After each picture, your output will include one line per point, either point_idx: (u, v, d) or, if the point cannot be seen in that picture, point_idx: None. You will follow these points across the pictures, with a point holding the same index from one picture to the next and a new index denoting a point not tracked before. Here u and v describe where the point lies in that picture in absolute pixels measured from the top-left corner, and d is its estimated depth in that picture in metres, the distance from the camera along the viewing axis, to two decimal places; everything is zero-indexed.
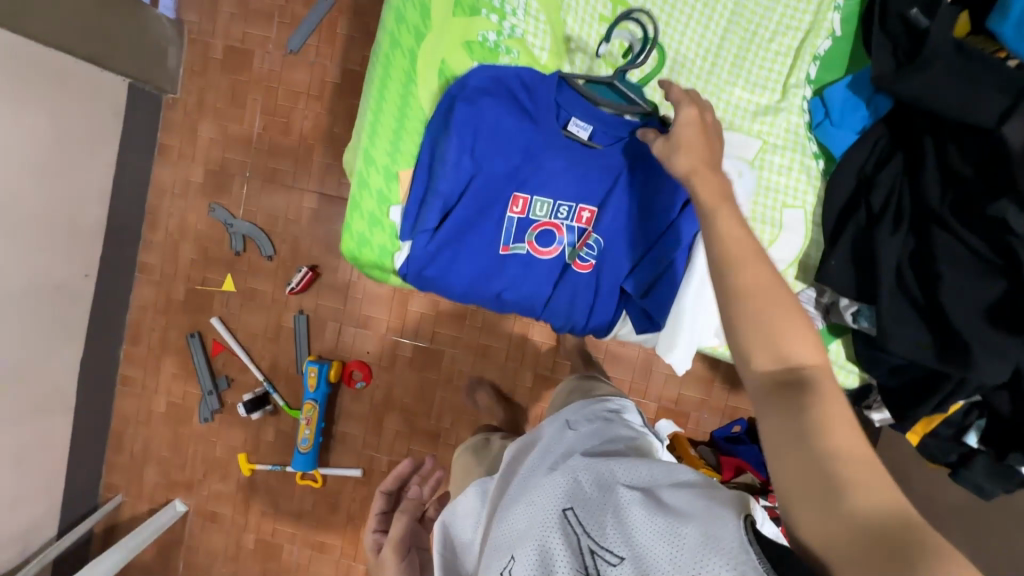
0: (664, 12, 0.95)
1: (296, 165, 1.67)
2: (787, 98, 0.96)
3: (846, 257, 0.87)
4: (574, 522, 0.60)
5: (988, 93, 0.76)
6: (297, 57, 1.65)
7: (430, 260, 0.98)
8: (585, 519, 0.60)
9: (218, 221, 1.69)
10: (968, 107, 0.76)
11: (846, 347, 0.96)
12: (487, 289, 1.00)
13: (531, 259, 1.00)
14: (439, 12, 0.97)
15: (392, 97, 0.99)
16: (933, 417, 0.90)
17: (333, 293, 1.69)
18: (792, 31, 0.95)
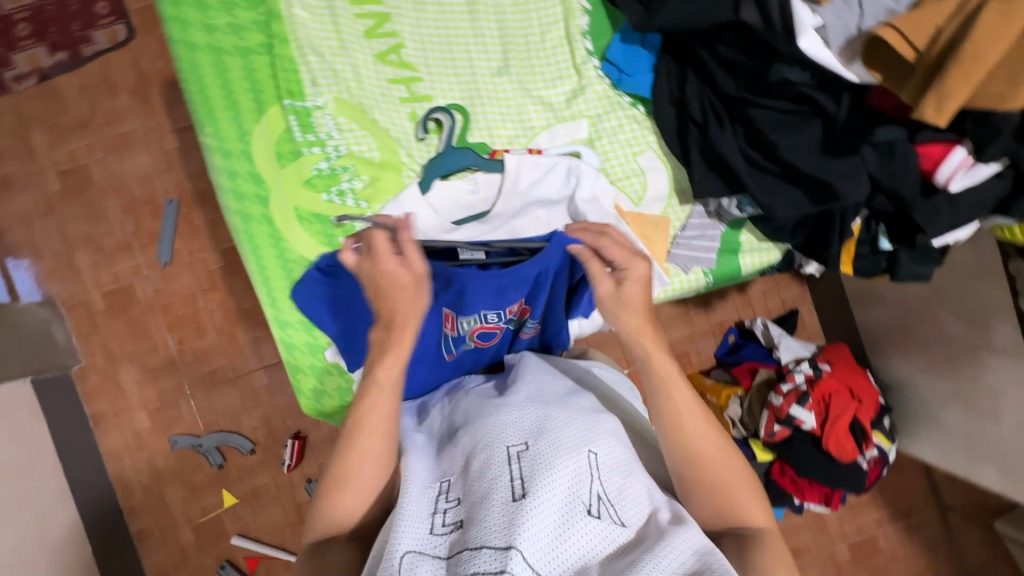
0: (449, 68, 1.05)
1: (227, 359, 1.66)
2: (583, 75, 1.07)
3: (703, 167, 0.98)
4: (597, 464, 0.71)
5: None
6: (174, 266, 1.66)
7: None
8: (600, 498, 0.69)
9: (186, 450, 1.65)
10: (708, 15, 0.87)
11: (753, 232, 1.07)
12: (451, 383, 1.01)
13: (477, 350, 0.99)
14: (268, 172, 1.04)
15: (271, 261, 1.04)
16: (846, 246, 1.01)
17: (328, 446, 1.67)
18: (555, 26, 1.07)
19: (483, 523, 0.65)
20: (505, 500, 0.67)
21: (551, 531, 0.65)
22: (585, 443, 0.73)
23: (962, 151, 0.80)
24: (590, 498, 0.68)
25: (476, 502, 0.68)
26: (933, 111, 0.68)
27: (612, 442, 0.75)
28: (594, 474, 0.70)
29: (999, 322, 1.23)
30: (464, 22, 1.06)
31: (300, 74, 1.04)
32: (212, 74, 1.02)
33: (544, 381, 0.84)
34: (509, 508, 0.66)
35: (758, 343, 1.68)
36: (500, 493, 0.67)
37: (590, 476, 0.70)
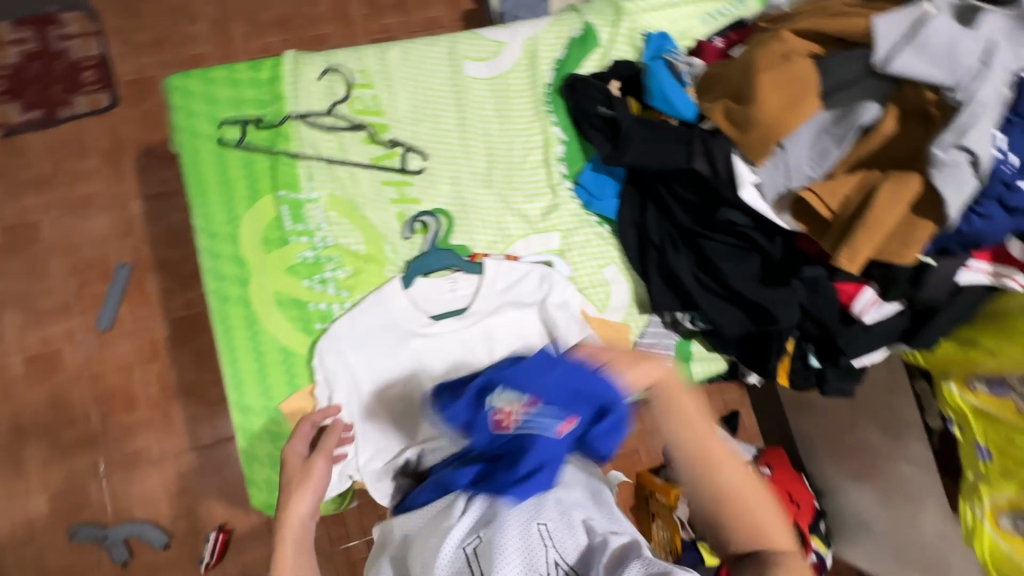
0: (439, 177, 1.16)
1: (157, 437, 1.54)
2: (557, 193, 1.20)
3: (661, 284, 1.11)
4: (545, 534, 0.77)
5: (671, 146, 1.03)
6: (113, 332, 1.57)
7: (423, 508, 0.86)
8: (560, 567, 0.74)
9: (87, 542, 1.46)
10: (664, 161, 1.03)
11: (702, 342, 1.18)
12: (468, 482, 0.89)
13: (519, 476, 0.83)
14: (252, 255, 1.06)
15: (242, 344, 1.04)
16: (783, 361, 1.13)
17: (256, 541, 1.52)
18: (536, 150, 1.21)
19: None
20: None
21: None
22: (530, 519, 0.78)
23: (871, 291, 0.96)
24: (547, 567, 0.74)
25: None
26: (847, 259, 0.83)
27: (558, 509, 0.80)
28: (547, 548, 0.76)
29: (911, 435, 1.37)
30: (454, 139, 1.18)
31: (297, 168, 1.11)
32: (210, 159, 1.08)
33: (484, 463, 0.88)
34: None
35: None
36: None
37: (545, 547, 0.76)
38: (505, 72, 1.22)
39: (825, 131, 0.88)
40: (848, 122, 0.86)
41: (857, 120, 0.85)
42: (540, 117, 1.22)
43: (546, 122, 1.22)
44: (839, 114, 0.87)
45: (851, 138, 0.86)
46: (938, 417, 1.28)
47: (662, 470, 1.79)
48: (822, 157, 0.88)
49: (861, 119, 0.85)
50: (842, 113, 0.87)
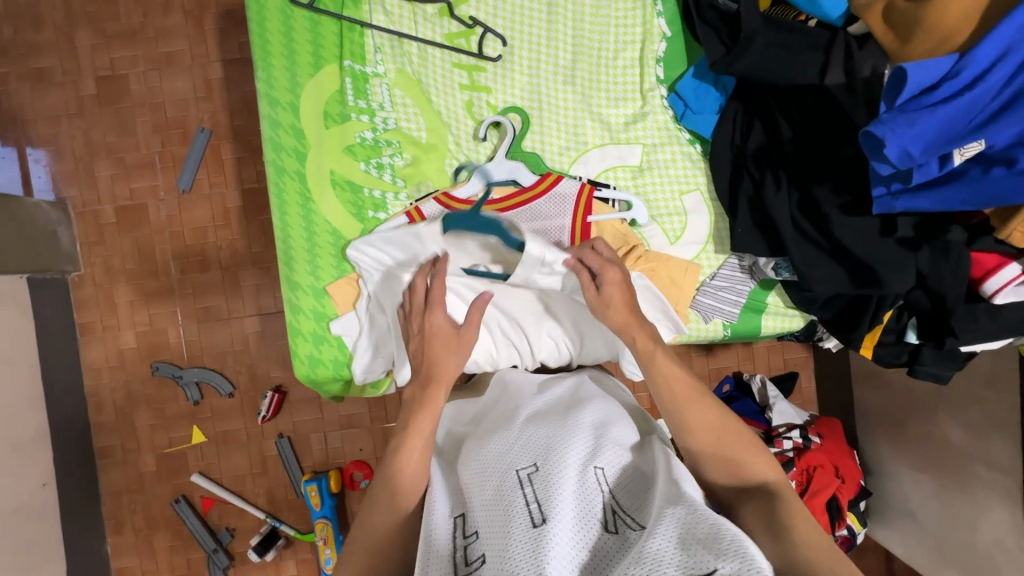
0: (515, 65, 1.03)
1: (226, 299, 1.64)
2: (646, 101, 1.04)
3: (748, 221, 0.96)
4: (602, 477, 0.72)
5: (799, 54, 0.84)
6: (192, 195, 1.63)
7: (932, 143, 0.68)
8: (612, 513, 0.67)
9: (166, 379, 1.64)
10: (787, 72, 0.85)
11: (781, 296, 1.05)
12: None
13: None
14: (312, 129, 1.01)
15: (294, 219, 1.02)
16: (873, 331, 0.98)
17: (307, 407, 1.65)
18: (631, 45, 1.04)
19: (508, 554, 0.61)
20: (526, 524, 0.63)
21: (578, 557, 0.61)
22: (587, 461, 0.73)
23: (1016, 267, 0.78)
24: (604, 512, 0.68)
25: (498, 533, 0.64)
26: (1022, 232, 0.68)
27: (618, 463, 0.75)
28: (602, 490, 0.70)
29: (999, 436, 1.22)
30: (539, 21, 1.03)
31: (365, 38, 1.01)
32: (276, 18, 1.00)
33: (543, 406, 0.87)
34: (532, 534, 0.62)
35: (753, 399, 1.65)
36: (519, 519, 0.64)
37: (600, 489, 0.70)
38: None
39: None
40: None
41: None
42: (643, 5, 1.03)
43: (648, 12, 1.03)
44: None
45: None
46: None
47: None
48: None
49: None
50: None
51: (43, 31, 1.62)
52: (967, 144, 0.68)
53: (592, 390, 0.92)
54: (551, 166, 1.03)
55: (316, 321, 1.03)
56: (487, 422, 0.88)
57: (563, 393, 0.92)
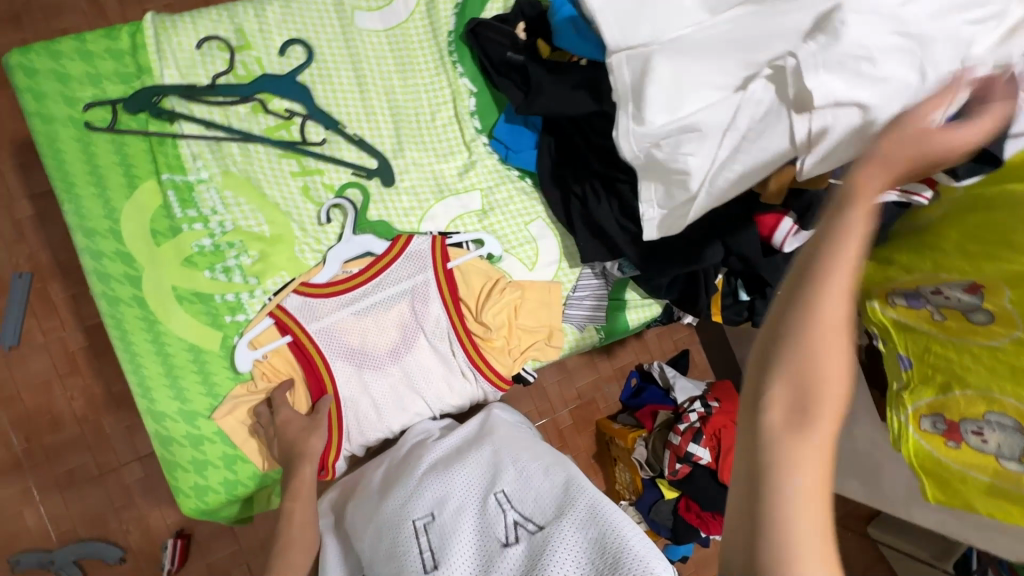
0: (341, 143, 1.07)
1: (92, 453, 1.42)
2: (470, 150, 1.14)
3: (586, 233, 1.08)
4: (501, 499, 0.80)
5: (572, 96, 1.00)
6: (23, 349, 1.42)
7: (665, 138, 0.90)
8: (510, 529, 0.77)
9: (33, 569, 1.36)
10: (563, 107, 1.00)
11: (637, 290, 1.18)
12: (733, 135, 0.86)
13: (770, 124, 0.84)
14: (141, 251, 0.97)
15: (143, 346, 0.95)
16: (714, 298, 1.13)
17: (220, 541, 1.46)
18: (444, 106, 1.14)
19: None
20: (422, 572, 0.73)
21: None
22: (488, 489, 0.81)
23: (790, 220, 0.96)
24: (504, 530, 0.77)
25: None
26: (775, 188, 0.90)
27: (515, 476, 0.83)
28: (502, 511, 0.78)
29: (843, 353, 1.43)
30: (354, 101, 1.09)
31: (179, 148, 1.00)
32: (73, 148, 0.96)
33: (442, 446, 0.90)
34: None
35: (657, 385, 1.79)
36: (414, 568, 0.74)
37: (499, 512, 0.78)
38: (400, 22, 1.12)
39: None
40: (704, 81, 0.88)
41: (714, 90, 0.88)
42: (446, 71, 1.14)
43: (453, 77, 1.13)
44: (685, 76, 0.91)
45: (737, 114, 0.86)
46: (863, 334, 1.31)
47: (620, 415, 1.83)
48: (705, 141, 0.88)
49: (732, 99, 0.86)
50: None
51: None
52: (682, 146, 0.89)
53: (497, 420, 0.94)
54: (402, 229, 1.08)
55: (201, 448, 0.96)
56: (385, 473, 0.92)
57: (467, 430, 0.93)
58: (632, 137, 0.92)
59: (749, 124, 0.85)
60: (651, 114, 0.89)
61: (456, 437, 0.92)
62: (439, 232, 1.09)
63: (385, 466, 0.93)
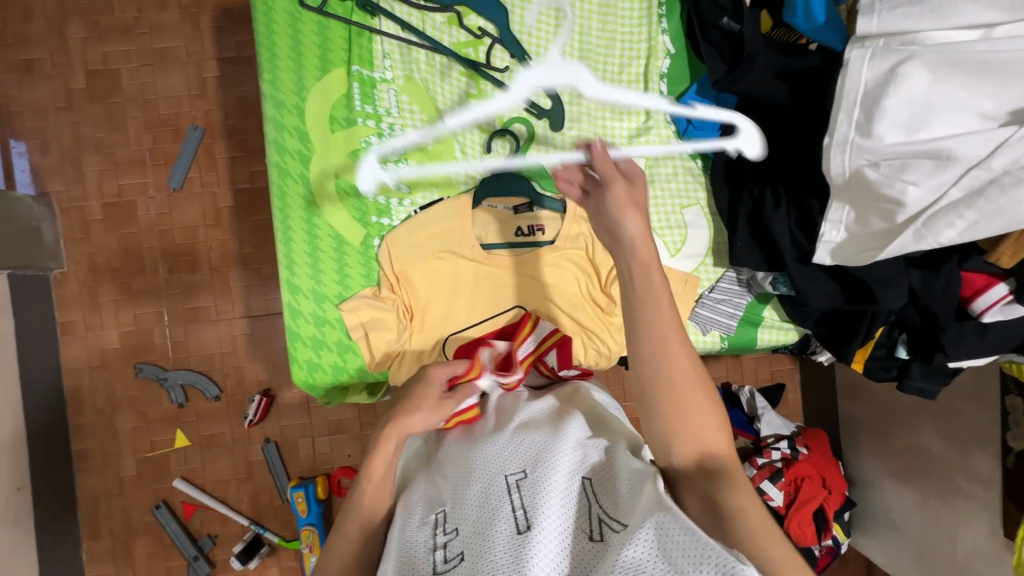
0: (521, 74, 1.03)
1: (214, 300, 1.59)
2: (647, 115, 1.06)
3: (748, 236, 0.98)
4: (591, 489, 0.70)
5: (783, 85, 0.90)
6: (183, 193, 1.58)
7: (885, 163, 0.75)
8: (599, 521, 0.67)
9: (149, 381, 1.57)
10: (767, 93, 0.90)
11: (776, 309, 1.08)
12: (982, 176, 0.69)
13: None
14: (317, 132, 1.01)
15: (296, 222, 1.01)
16: (864, 345, 1.01)
17: (296, 410, 1.60)
18: (634, 61, 1.06)
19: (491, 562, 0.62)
20: (511, 533, 0.64)
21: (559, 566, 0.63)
22: (576, 471, 0.72)
23: (1004, 288, 0.81)
24: (592, 523, 0.67)
25: (481, 536, 0.65)
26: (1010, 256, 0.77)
27: (604, 466, 0.74)
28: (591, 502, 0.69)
29: (981, 449, 1.25)
30: (546, 35, 1.04)
31: (373, 44, 1.02)
32: (283, 20, 1.00)
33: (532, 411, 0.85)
34: (514, 541, 0.63)
35: (741, 410, 1.66)
36: (504, 527, 0.65)
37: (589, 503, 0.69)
38: None
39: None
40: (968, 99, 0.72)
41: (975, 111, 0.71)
42: (647, 26, 1.06)
43: (653, 34, 1.05)
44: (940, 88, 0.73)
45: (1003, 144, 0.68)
46: (1022, 437, 1.13)
47: None
48: (940, 171, 0.72)
49: (1000, 131, 0.68)
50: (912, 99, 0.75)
51: (32, 23, 1.55)
52: (906, 179, 0.74)
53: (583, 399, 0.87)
54: (556, 177, 1.05)
55: (321, 332, 1.02)
56: (477, 421, 0.86)
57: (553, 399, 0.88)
58: (848, 149, 0.78)
59: (1007, 164, 0.67)
60: (884, 126, 0.74)
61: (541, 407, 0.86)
62: None
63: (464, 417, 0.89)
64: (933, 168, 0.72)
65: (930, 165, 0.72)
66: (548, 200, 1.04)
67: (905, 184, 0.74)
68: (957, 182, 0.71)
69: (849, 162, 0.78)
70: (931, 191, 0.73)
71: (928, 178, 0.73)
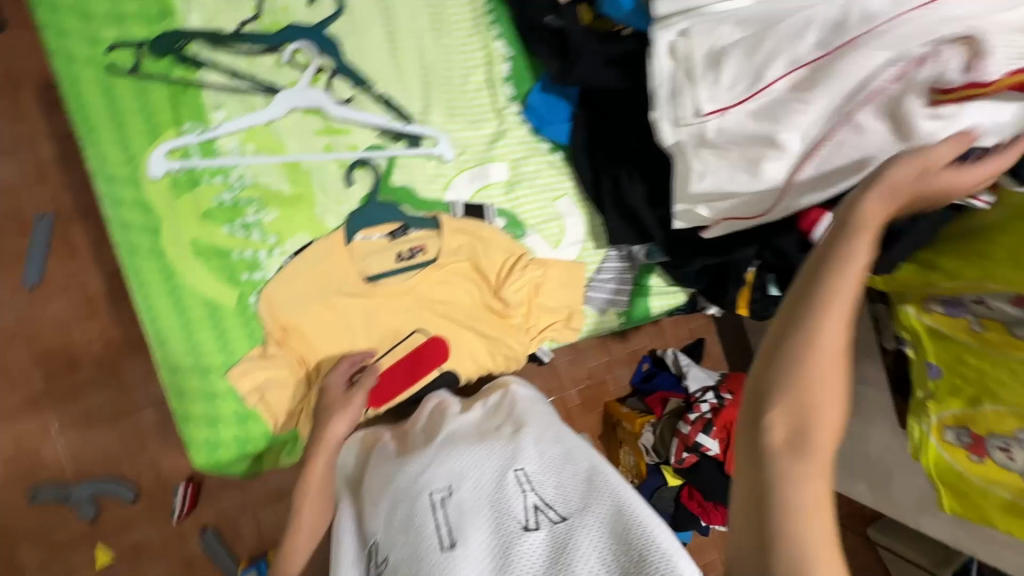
0: (365, 102, 1.03)
1: (108, 396, 1.44)
2: (500, 119, 1.09)
3: (617, 215, 1.03)
4: (522, 480, 0.73)
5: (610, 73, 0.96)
6: (44, 289, 1.43)
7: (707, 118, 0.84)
8: (533, 510, 0.70)
9: (49, 503, 1.40)
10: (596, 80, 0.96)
11: (662, 277, 1.14)
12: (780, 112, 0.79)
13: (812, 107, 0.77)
14: (160, 201, 0.95)
15: (160, 299, 0.95)
16: (742, 291, 1.08)
17: (228, 490, 1.49)
18: (476, 70, 1.08)
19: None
20: (437, 550, 0.68)
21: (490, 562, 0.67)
22: (506, 467, 0.74)
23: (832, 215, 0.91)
24: (525, 512, 0.70)
25: (410, 558, 0.69)
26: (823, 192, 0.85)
27: (537, 455, 0.76)
28: (521, 492, 0.72)
29: (869, 356, 1.39)
30: (383, 59, 1.04)
31: (202, 98, 0.97)
32: (95, 91, 0.93)
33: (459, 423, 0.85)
34: (439, 557, 0.67)
35: (669, 371, 1.74)
36: (431, 543, 0.69)
37: (520, 494, 0.71)
38: None
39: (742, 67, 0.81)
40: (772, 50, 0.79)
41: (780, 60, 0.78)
42: (481, 34, 1.09)
43: (488, 41, 1.08)
44: (747, 46, 0.80)
45: (822, 81, 0.75)
46: (893, 338, 1.27)
47: (629, 399, 1.81)
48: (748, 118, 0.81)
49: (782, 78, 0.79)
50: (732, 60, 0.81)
51: None
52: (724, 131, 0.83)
53: (513, 400, 0.87)
54: (425, 197, 1.05)
55: (218, 408, 0.96)
56: (411, 438, 0.88)
57: (484, 410, 0.88)
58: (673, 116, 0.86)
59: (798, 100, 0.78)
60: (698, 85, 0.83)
61: (472, 418, 0.86)
62: (463, 202, 1.06)
63: (399, 439, 0.90)
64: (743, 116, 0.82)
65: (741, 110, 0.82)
66: (420, 220, 1.02)
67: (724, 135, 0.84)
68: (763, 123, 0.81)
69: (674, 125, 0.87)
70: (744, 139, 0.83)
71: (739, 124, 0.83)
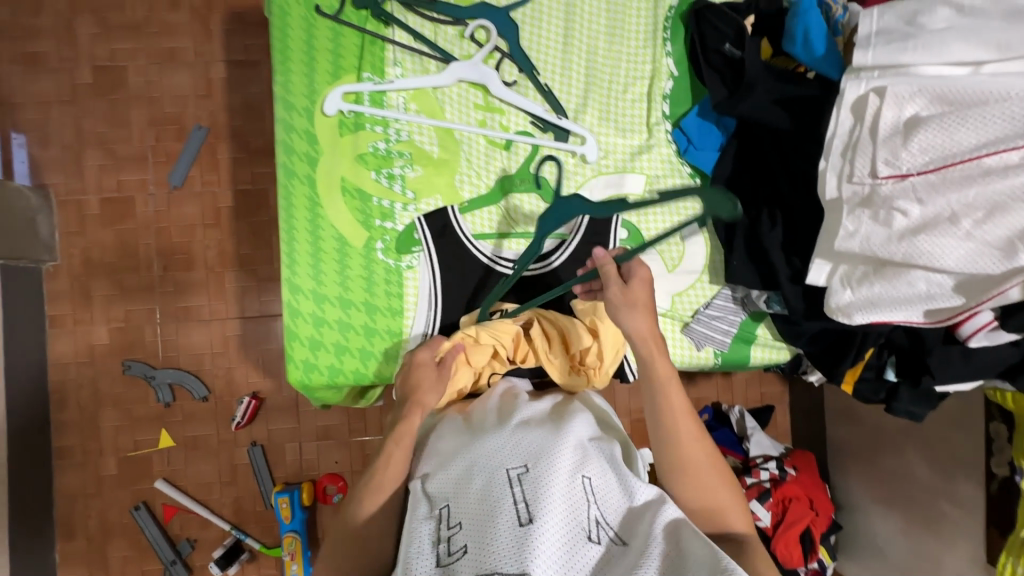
0: (528, 87, 1.06)
1: (208, 300, 1.57)
2: (648, 132, 1.09)
3: (744, 256, 1.00)
4: (588, 489, 0.73)
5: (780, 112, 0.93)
6: (183, 192, 1.58)
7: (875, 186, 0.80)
8: (597, 524, 0.71)
9: (137, 378, 1.55)
10: (764, 116, 0.94)
11: (769, 328, 1.10)
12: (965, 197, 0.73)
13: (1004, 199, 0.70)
14: (325, 136, 1.02)
15: (300, 222, 1.02)
16: (852, 367, 1.02)
17: (284, 415, 1.58)
18: (638, 80, 1.09)
19: (495, 552, 0.65)
20: (513, 524, 0.67)
21: (559, 558, 0.67)
22: (577, 469, 0.75)
23: (988, 315, 0.83)
24: (590, 522, 0.71)
25: (484, 529, 0.68)
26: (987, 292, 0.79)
27: (602, 469, 0.77)
28: (589, 502, 0.72)
29: (966, 476, 1.26)
30: (555, 51, 1.07)
31: (384, 52, 1.04)
32: (298, 25, 1.02)
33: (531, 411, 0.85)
34: (519, 534, 0.66)
35: (730, 429, 1.66)
36: (507, 519, 0.68)
37: (588, 502, 0.72)
38: None
39: (939, 134, 0.74)
40: (981, 121, 0.71)
41: (991, 132, 0.71)
42: (652, 48, 1.10)
43: (658, 56, 1.09)
44: (950, 114, 0.73)
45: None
46: (1005, 463, 1.15)
47: None
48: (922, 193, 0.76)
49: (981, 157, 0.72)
50: (928, 125, 0.75)
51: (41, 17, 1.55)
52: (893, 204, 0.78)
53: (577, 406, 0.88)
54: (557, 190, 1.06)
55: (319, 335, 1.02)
56: (475, 412, 0.88)
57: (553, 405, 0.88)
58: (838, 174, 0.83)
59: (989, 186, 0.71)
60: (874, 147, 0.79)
61: (542, 408, 0.87)
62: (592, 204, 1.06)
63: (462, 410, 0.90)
64: (918, 193, 0.76)
65: (919, 184, 0.76)
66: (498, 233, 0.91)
67: (891, 206, 0.78)
68: (939, 202, 0.75)
69: (839, 184, 0.83)
70: (917, 215, 0.77)
71: (910, 201, 0.77)
